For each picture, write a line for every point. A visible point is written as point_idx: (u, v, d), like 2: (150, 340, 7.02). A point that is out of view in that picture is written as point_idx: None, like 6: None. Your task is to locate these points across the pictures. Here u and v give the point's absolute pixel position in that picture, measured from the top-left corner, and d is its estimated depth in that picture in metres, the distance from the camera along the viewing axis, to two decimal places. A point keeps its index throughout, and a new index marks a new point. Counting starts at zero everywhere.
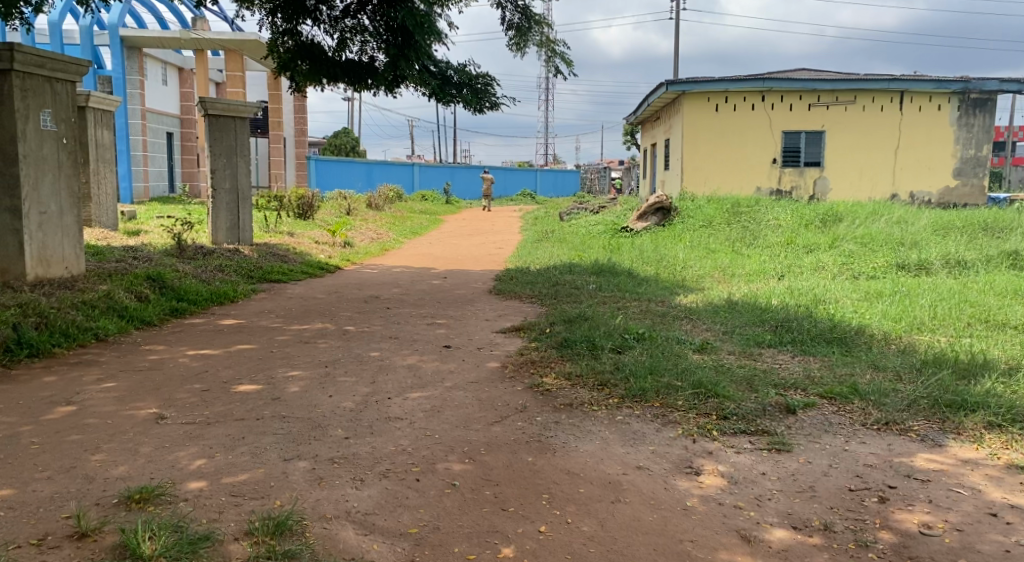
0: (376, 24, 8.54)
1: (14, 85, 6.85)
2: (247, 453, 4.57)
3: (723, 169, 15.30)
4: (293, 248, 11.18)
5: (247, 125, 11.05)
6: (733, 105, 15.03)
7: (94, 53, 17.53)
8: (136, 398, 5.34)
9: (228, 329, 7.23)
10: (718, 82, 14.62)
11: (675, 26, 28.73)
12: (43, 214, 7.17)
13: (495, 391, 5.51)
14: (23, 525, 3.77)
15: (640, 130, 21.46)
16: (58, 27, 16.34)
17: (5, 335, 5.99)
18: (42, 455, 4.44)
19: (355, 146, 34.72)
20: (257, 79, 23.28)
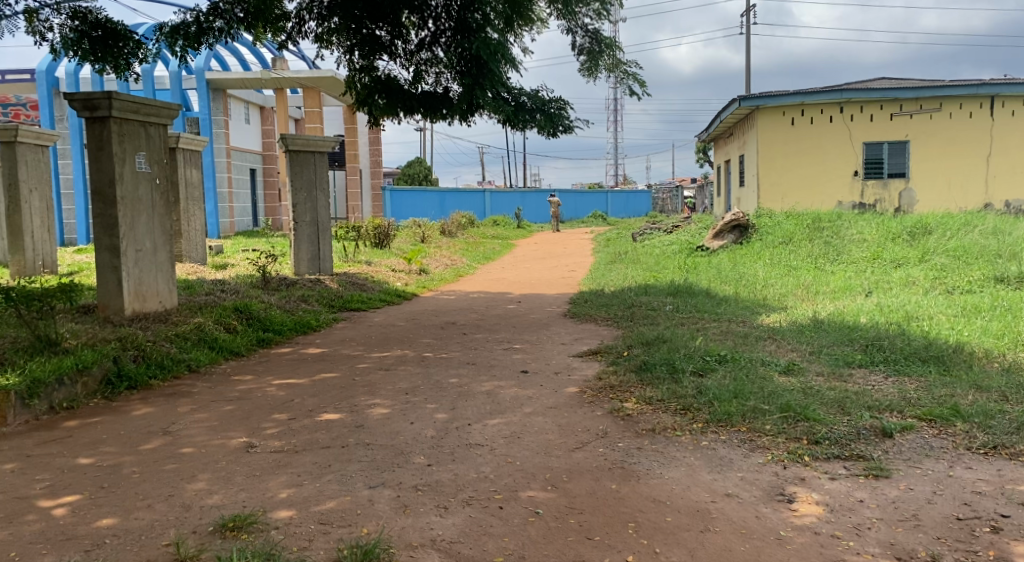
0: (449, 56, 8.62)
1: (113, 131, 7.16)
2: (334, 481, 4.63)
3: (801, 184, 15.01)
4: (371, 277, 11.36)
5: (326, 159, 11.32)
6: (810, 117, 14.76)
7: (182, 96, 18.26)
8: (227, 427, 5.47)
9: (312, 358, 7.37)
10: (793, 95, 14.41)
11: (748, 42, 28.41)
12: (139, 252, 7.44)
13: (575, 417, 5.46)
14: (127, 553, 3.87)
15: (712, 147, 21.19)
16: (150, 73, 17.09)
17: (106, 367, 6.21)
18: (140, 484, 4.57)
19: (427, 174, 35.20)
20: (333, 115, 23.89)
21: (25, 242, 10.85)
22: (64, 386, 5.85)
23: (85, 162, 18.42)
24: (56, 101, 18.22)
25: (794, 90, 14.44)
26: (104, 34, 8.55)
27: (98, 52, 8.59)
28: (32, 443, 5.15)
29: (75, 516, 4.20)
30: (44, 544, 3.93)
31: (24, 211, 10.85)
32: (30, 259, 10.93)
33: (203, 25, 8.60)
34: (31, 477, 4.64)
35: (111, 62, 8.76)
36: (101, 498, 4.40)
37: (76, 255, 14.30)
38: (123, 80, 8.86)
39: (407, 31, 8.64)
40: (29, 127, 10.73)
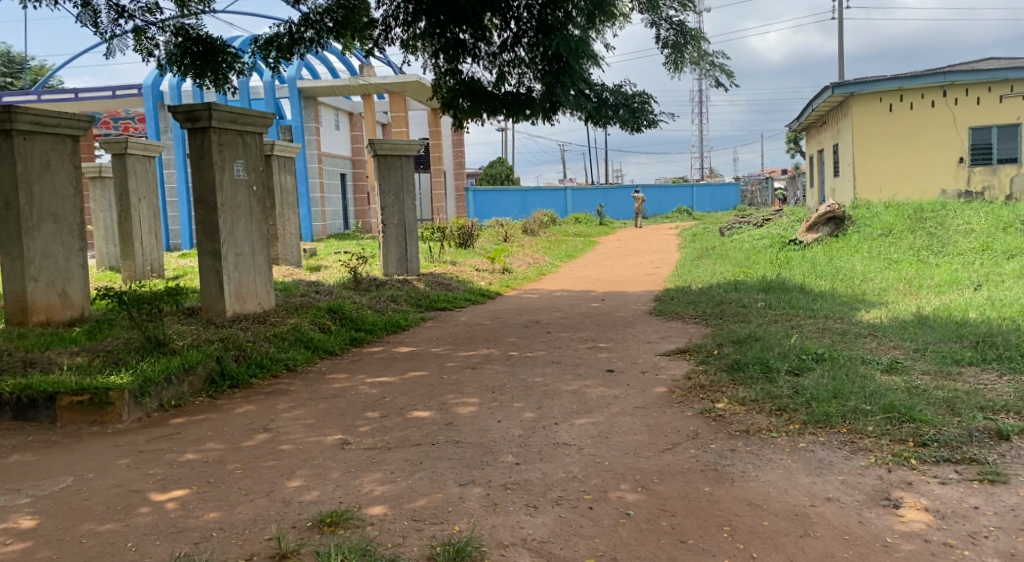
0: (531, 55, 8.61)
1: (213, 140, 7.44)
2: (426, 478, 4.70)
3: (903, 170, 14.56)
4: (456, 277, 11.48)
5: (412, 161, 11.48)
6: (910, 103, 14.28)
7: (276, 105, 18.82)
8: (323, 425, 5.62)
9: (400, 357, 7.48)
10: (892, 81, 13.97)
11: (840, 29, 27.58)
12: (239, 255, 7.71)
13: (665, 417, 5.41)
14: (233, 546, 4.01)
15: (804, 137, 20.68)
16: (244, 83, 17.67)
17: (211, 367, 6.45)
18: (243, 480, 4.72)
19: (509, 174, 35.32)
20: (419, 118, 24.20)
21: (135, 249, 11.37)
22: (173, 385, 6.08)
23: (188, 172, 19.23)
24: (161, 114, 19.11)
25: (892, 76, 14.00)
26: (204, 50, 8.92)
27: (198, 66, 8.96)
28: (146, 439, 5.37)
29: (184, 509, 4.36)
30: (157, 535, 4.09)
31: (134, 220, 11.35)
32: (140, 265, 11.46)
33: (295, 36, 8.81)
34: (145, 471, 4.84)
35: (210, 74, 9.07)
36: (207, 492, 4.57)
37: (181, 256, 15.80)
38: (224, 92, 9.15)
39: (490, 33, 8.66)
40: (138, 139, 11.22)
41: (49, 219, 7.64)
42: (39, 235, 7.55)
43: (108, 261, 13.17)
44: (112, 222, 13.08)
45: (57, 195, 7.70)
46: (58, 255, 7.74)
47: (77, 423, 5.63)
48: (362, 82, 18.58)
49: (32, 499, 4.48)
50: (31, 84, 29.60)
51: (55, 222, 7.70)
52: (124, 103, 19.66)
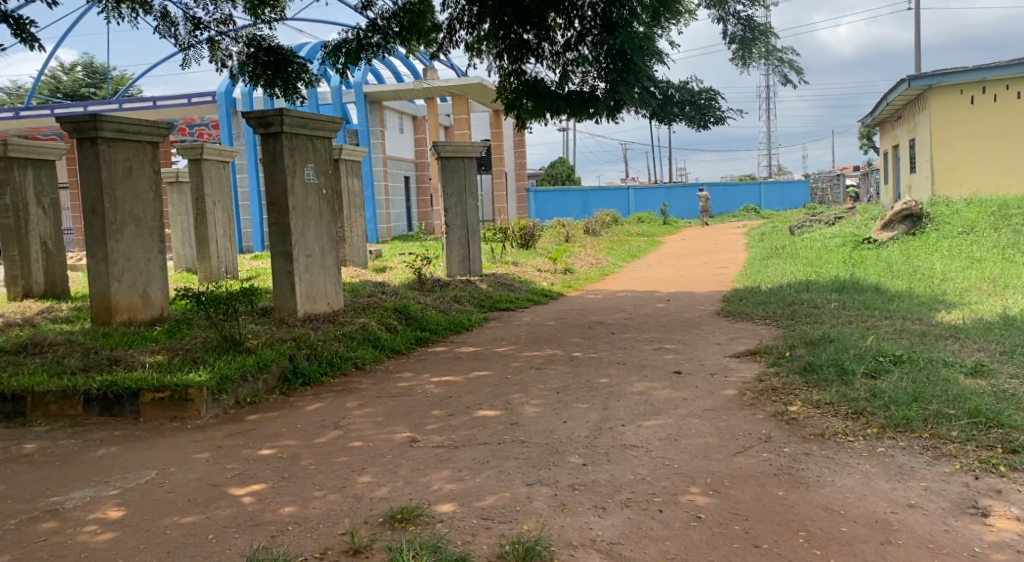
0: (595, 54, 8.56)
1: (284, 145, 7.60)
2: (493, 477, 4.70)
3: (986, 165, 14.10)
4: (518, 277, 11.51)
5: (474, 163, 11.53)
6: (994, 94, 13.81)
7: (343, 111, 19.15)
8: (391, 423, 5.67)
9: (465, 356, 7.52)
10: (973, 72, 13.52)
11: (917, 22, 26.82)
12: (309, 257, 7.86)
13: (735, 420, 5.32)
14: (308, 539, 4.06)
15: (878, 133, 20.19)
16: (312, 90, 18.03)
17: (284, 365, 6.58)
18: (316, 475, 4.79)
19: (571, 174, 35.24)
20: (481, 120, 24.30)
21: (211, 251, 11.72)
22: (249, 382, 6.22)
23: (259, 176, 19.74)
24: (234, 120, 19.69)
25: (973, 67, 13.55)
26: (275, 60, 9.16)
27: (269, 76, 9.21)
28: (223, 434, 5.50)
29: (261, 503, 4.44)
30: (236, 528, 4.17)
31: (209, 223, 11.68)
32: (216, 266, 11.81)
33: (362, 42, 8.92)
34: (223, 466, 4.95)
35: (282, 83, 9.27)
36: (282, 487, 4.65)
37: (252, 260, 15.79)
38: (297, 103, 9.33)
39: (553, 33, 8.62)
40: (213, 145, 11.49)
41: (131, 222, 7.87)
42: (121, 239, 7.78)
43: (185, 263, 13.60)
44: (189, 226, 13.54)
45: (138, 199, 7.93)
46: (140, 257, 7.98)
47: (159, 418, 5.79)
48: (426, 85, 18.78)
49: (119, 491, 4.62)
50: (113, 92, 30.68)
51: (136, 225, 7.93)
52: (199, 110, 20.20)
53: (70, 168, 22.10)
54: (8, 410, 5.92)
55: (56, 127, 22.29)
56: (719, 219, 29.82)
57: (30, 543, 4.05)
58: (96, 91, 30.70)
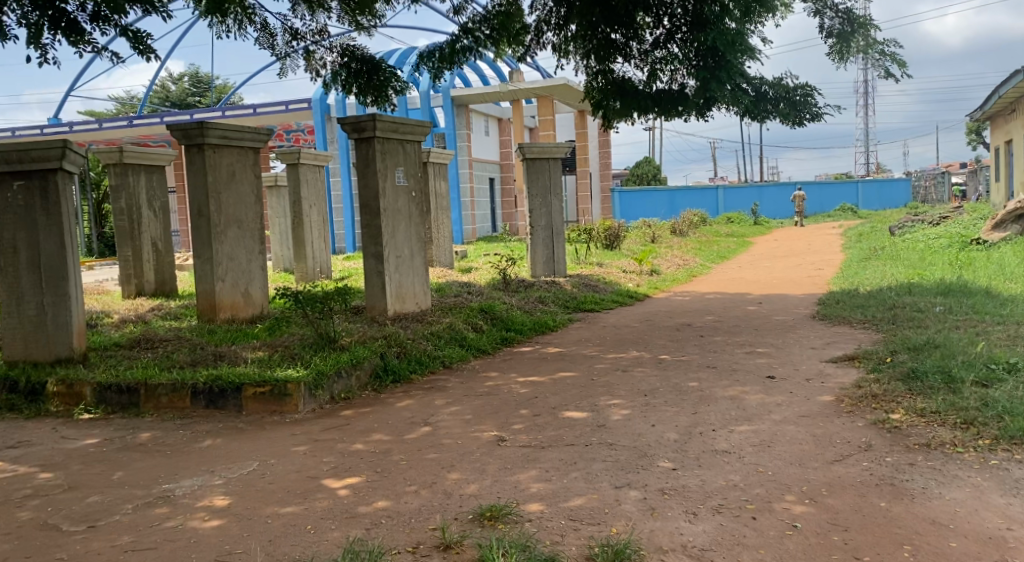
0: (684, 52, 8.43)
1: (376, 150, 7.76)
2: (581, 478, 4.66)
3: None
4: (604, 278, 11.43)
5: (560, 164, 11.49)
6: None
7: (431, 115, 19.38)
8: (479, 421, 5.69)
9: (551, 357, 7.50)
10: None
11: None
12: (399, 258, 7.99)
13: (833, 427, 5.15)
14: (400, 533, 4.10)
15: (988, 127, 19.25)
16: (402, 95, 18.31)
17: (375, 362, 6.69)
18: (407, 471, 4.84)
19: (658, 174, 34.83)
20: (566, 120, 24.23)
21: (307, 252, 12.03)
22: (343, 378, 6.35)
23: (351, 179, 20.20)
24: (327, 126, 20.24)
25: None
26: (368, 68, 9.36)
27: (362, 84, 9.41)
28: (319, 429, 5.61)
29: (355, 496, 4.51)
30: (332, 520, 4.24)
31: (303, 225, 11.98)
32: (311, 267, 12.10)
33: (455, 47, 9.07)
34: (319, 459, 5.05)
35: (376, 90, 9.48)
36: (374, 481, 4.71)
37: (346, 260, 16.23)
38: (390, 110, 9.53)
39: (641, 31, 8.50)
40: (309, 150, 11.82)
41: (234, 224, 8.13)
42: (225, 240, 8.04)
43: (283, 263, 14.01)
44: (286, 228, 13.96)
45: (241, 202, 8.19)
46: (242, 258, 8.23)
47: (259, 412, 5.96)
48: (512, 88, 18.85)
49: (223, 480, 4.76)
50: (216, 101, 31.88)
51: (239, 227, 8.18)
52: (296, 117, 20.79)
53: (176, 173, 23.09)
54: (122, 402, 6.16)
55: (165, 135, 23.29)
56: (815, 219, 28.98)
57: (144, 527, 4.19)
58: (200, 100, 31.98)
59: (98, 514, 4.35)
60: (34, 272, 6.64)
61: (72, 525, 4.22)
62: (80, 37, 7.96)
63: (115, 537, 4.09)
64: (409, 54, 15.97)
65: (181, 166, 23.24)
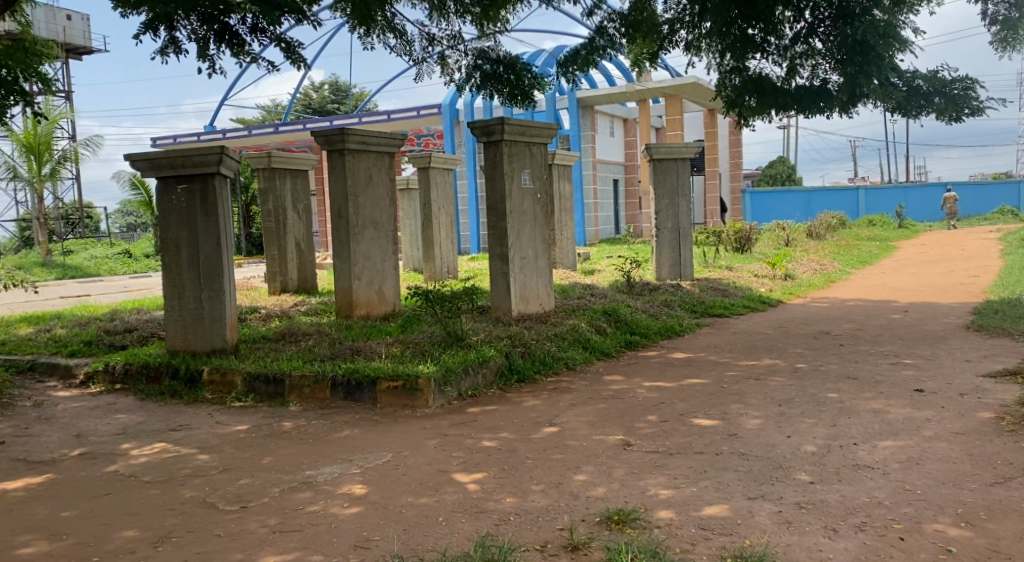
0: (827, 46, 8.07)
1: (504, 153, 7.80)
2: (712, 487, 4.50)
3: None
4: (734, 283, 11.08)
5: (688, 164, 11.19)
6: None
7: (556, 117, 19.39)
8: (605, 424, 5.59)
9: (678, 362, 7.31)
10: None
11: None
12: (523, 259, 8.00)
13: (990, 447, 4.78)
14: (527, 531, 4.06)
15: None
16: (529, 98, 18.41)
17: (500, 362, 6.70)
18: (533, 470, 4.80)
19: (792, 174, 33.65)
20: (694, 119, 23.75)
21: (436, 253, 12.23)
22: (470, 375, 6.38)
23: (479, 181, 20.48)
24: (456, 130, 20.63)
25: None
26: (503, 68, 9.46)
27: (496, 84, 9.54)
28: (448, 424, 5.65)
29: (484, 492, 4.50)
30: (461, 513, 4.24)
31: (433, 225, 12.19)
32: (439, 267, 12.28)
33: (590, 47, 9.20)
34: (448, 453, 5.08)
35: (506, 90, 9.56)
36: (502, 478, 4.69)
37: (472, 260, 16.48)
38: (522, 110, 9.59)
39: (781, 26, 8.15)
40: (439, 153, 12.08)
41: (371, 225, 8.34)
42: (362, 241, 8.26)
43: (412, 264, 14.33)
44: (416, 229, 14.27)
45: (377, 205, 8.38)
46: (377, 257, 8.42)
47: (392, 405, 6.06)
48: (640, 87, 18.59)
49: (360, 469, 4.85)
50: (353, 107, 33.02)
51: (375, 229, 8.39)
52: (427, 121, 21.25)
53: (316, 176, 24.08)
54: (269, 391, 6.41)
55: (308, 140, 24.33)
56: (967, 222, 27.24)
57: (290, 510, 4.31)
58: (339, 107, 33.20)
59: (249, 496, 4.51)
60: (194, 270, 7.01)
61: (225, 504, 4.40)
62: (241, 48, 8.36)
63: (265, 517, 4.23)
64: (537, 55, 16.00)
65: (322, 170, 24.23)
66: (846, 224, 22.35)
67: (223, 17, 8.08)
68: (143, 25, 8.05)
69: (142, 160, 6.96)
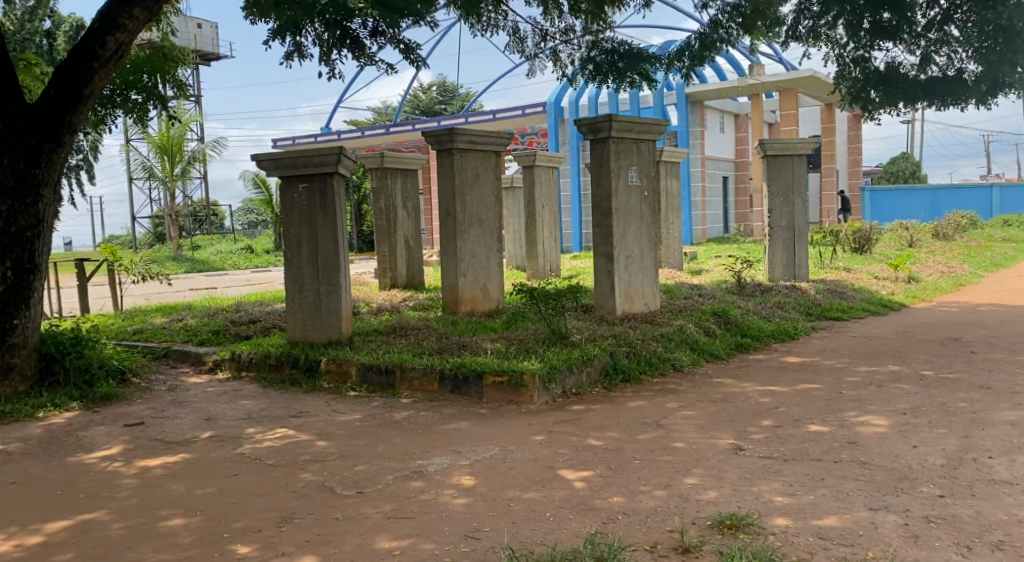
0: (965, 32, 7.68)
1: (611, 150, 7.73)
2: (831, 496, 4.31)
3: None
4: (853, 285, 10.64)
5: (805, 161, 10.85)
6: None
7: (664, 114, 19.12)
8: (715, 428, 5.45)
9: (792, 366, 7.06)
10: None
11: None
12: (629, 257, 7.90)
13: None
14: (636, 531, 3.98)
15: None
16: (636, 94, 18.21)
17: (606, 361, 6.63)
18: (641, 470, 4.71)
19: (917, 171, 32.20)
20: (810, 115, 22.99)
21: (539, 251, 12.23)
22: (574, 373, 6.33)
23: (583, 179, 20.38)
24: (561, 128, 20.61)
25: None
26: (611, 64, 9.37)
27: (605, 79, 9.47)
28: (554, 421, 5.62)
29: (592, 490, 4.44)
30: (570, 510, 4.20)
31: (539, 223, 12.19)
32: (542, 265, 12.26)
33: (706, 42, 8.86)
34: (555, 450, 5.05)
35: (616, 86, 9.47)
36: (609, 477, 4.62)
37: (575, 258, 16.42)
38: None
39: (914, 12, 7.84)
40: (545, 152, 12.12)
41: (476, 223, 8.40)
42: (468, 238, 8.33)
43: (516, 261, 14.38)
44: (520, 227, 14.32)
45: (483, 203, 8.43)
46: (482, 255, 8.47)
47: (497, 400, 6.08)
48: (753, 82, 18.12)
49: (469, 462, 4.87)
50: (460, 107, 33.43)
51: (481, 227, 8.43)
52: (532, 120, 21.34)
53: (426, 175, 24.50)
54: (381, 382, 6.53)
55: (418, 140, 24.79)
56: None
57: (402, 498, 4.36)
58: (447, 107, 33.70)
59: (364, 482, 4.59)
60: (313, 265, 7.22)
61: (342, 489, 4.49)
62: (361, 53, 8.55)
63: (379, 503, 4.29)
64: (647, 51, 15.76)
65: (430, 169, 24.63)
66: (977, 224, 21.18)
67: (345, 22, 8.29)
68: (271, 32, 8.38)
69: (267, 160, 7.20)
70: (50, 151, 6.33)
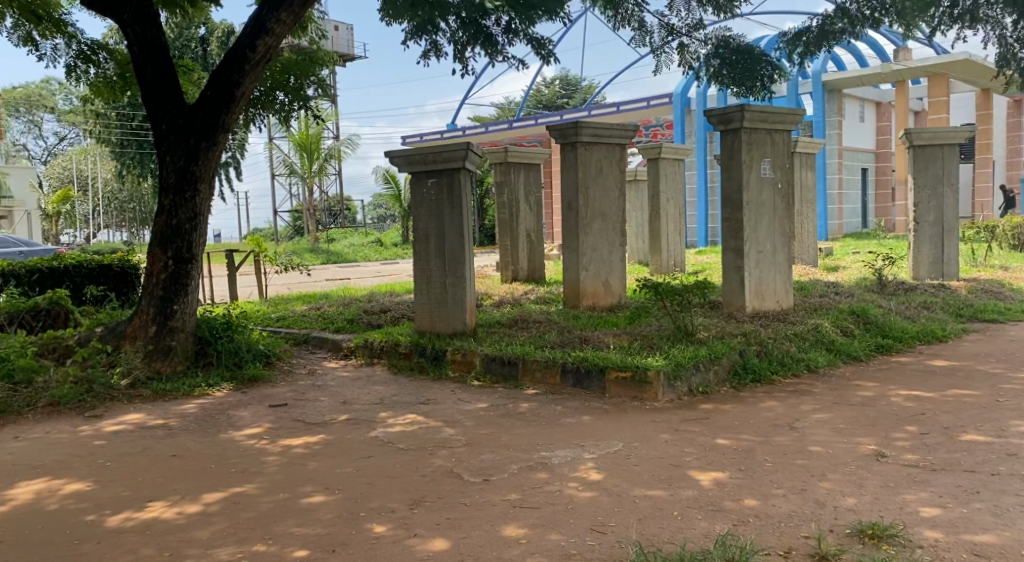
0: None
1: (743, 141, 7.44)
2: (987, 510, 3.96)
3: None
4: (1009, 285, 9.87)
5: (957, 151, 10.13)
6: None
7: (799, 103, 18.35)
8: (854, 433, 5.13)
9: (940, 371, 6.59)
10: None
11: None
12: (760, 253, 7.60)
13: None
14: (770, 536, 3.78)
15: None
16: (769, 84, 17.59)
17: (734, 360, 6.38)
18: (774, 474, 4.48)
19: None
20: (962, 102, 21.59)
21: (662, 245, 11.96)
22: (701, 372, 6.09)
23: (711, 172, 19.84)
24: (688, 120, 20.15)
25: None
26: (742, 56, 9.08)
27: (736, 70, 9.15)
28: (680, 419, 5.44)
29: (722, 491, 4.26)
30: (698, 510, 4.03)
31: (664, 217, 11.93)
32: (667, 260, 11.99)
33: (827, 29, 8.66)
34: (682, 449, 4.87)
35: (745, 76, 9.16)
36: (739, 479, 4.42)
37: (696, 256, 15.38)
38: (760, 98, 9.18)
39: None
40: (671, 144, 11.87)
41: (599, 218, 8.25)
42: (590, 232, 8.21)
43: (639, 256, 14.13)
44: (643, 221, 14.06)
45: (606, 196, 8.28)
46: (605, 249, 8.31)
47: (620, 396, 5.95)
48: (898, 67, 17.12)
49: (594, 456, 4.77)
50: (584, 100, 33.31)
51: (604, 221, 8.28)
52: (658, 112, 20.98)
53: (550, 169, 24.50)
54: (504, 373, 6.50)
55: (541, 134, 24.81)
56: None
57: (528, 488, 4.31)
58: (569, 101, 33.59)
59: (490, 470, 4.56)
60: (440, 257, 7.28)
61: (469, 476, 4.47)
62: (494, 50, 8.58)
63: (505, 492, 4.25)
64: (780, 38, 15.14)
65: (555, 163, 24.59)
66: None
67: (482, 19, 8.32)
68: (407, 32, 8.52)
69: (399, 157, 7.29)
70: (206, 149, 6.61)
